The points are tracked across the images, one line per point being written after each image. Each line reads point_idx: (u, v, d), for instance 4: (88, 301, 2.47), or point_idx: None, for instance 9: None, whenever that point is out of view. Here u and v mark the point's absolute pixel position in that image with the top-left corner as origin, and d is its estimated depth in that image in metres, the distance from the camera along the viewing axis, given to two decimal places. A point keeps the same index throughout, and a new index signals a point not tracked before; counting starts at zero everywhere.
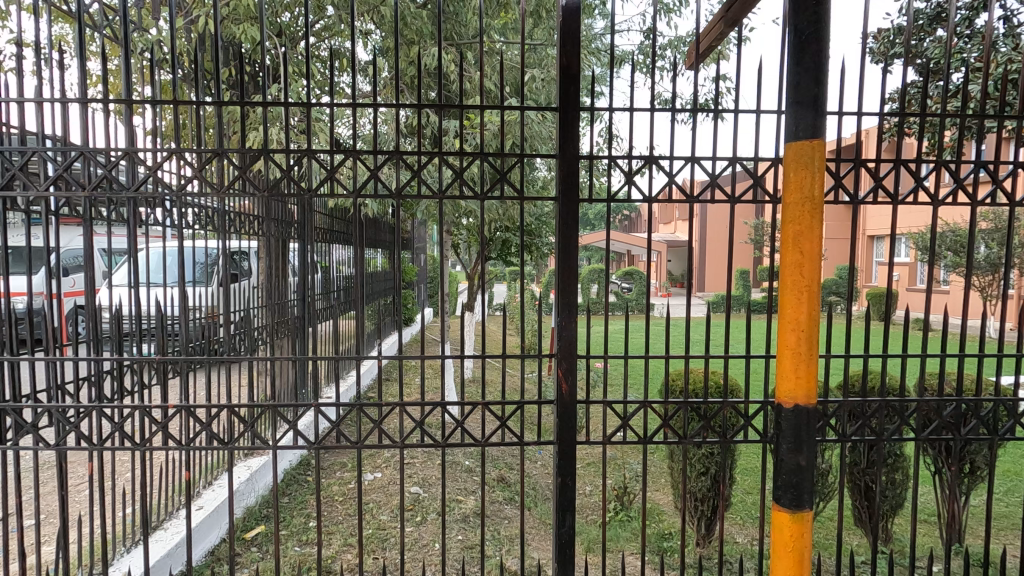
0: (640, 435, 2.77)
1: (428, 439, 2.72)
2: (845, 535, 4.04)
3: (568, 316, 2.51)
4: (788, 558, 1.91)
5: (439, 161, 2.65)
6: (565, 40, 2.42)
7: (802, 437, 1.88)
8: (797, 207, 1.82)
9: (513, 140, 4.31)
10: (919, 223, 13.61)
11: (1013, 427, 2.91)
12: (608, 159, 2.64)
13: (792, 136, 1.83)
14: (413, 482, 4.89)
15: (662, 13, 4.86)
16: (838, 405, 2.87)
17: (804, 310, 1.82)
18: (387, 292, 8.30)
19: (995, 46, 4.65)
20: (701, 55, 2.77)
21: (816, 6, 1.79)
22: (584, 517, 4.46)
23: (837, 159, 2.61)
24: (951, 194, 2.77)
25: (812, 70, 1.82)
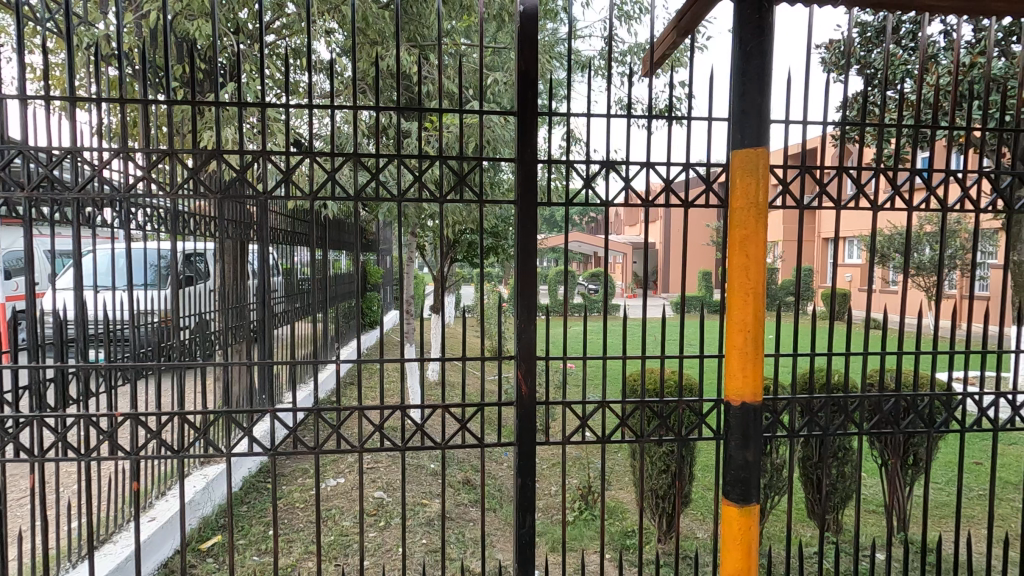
0: (599, 435, 2.81)
1: (388, 443, 2.67)
2: (797, 526, 4.19)
3: (527, 318, 2.53)
4: (736, 551, 1.98)
5: (399, 163, 2.63)
6: (523, 46, 2.46)
7: (750, 434, 1.95)
8: (743, 212, 1.90)
9: (476, 142, 4.32)
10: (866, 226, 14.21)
11: (948, 420, 3.08)
12: (567, 164, 2.68)
13: (739, 144, 1.90)
14: (376, 487, 4.85)
15: (623, 20, 4.96)
16: (787, 403, 2.97)
17: (750, 312, 1.90)
18: (351, 296, 8.18)
19: (935, 59, 4.92)
20: (656, 64, 2.81)
21: (759, 20, 1.89)
22: (547, 516, 4.50)
23: (784, 166, 2.70)
24: (889, 200, 2.90)
25: (757, 80, 1.90)
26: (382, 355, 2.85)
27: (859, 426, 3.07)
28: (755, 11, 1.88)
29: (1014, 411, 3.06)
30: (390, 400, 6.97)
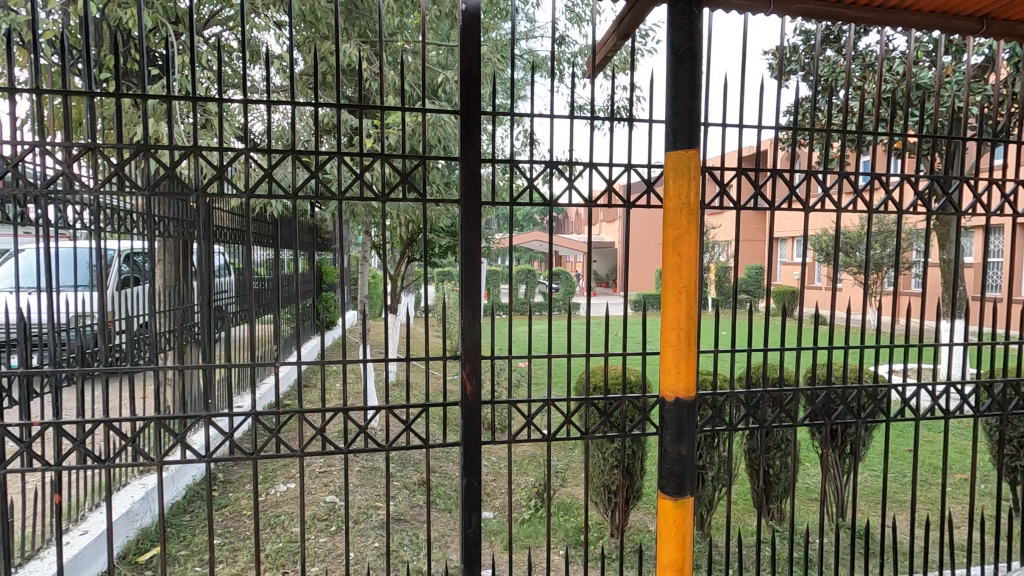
0: (545, 433, 2.81)
1: (331, 447, 2.59)
2: (742, 516, 4.36)
3: (472, 318, 2.54)
4: (671, 543, 2.03)
5: (339, 161, 2.56)
6: (465, 44, 2.46)
7: (683, 428, 2.01)
8: (676, 212, 1.95)
9: (429, 141, 4.30)
10: (791, 230, 14.46)
11: (875, 411, 3.24)
12: (510, 164, 2.69)
13: (672, 146, 1.94)
14: (328, 491, 4.76)
15: (577, 21, 5.01)
16: (727, 398, 3.06)
17: (683, 311, 1.95)
18: (306, 296, 8.02)
19: (871, 68, 5.17)
20: (596, 68, 2.81)
21: (690, 25, 1.94)
22: (504, 515, 4.53)
23: (721, 168, 2.77)
24: (820, 201, 3.02)
25: (689, 83, 1.95)
26: (326, 357, 2.78)
27: (794, 418, 3.19)
28: (686, 17, 1.94)
29: (934, 400, 3.25)
30: (346, 403, 6.87)
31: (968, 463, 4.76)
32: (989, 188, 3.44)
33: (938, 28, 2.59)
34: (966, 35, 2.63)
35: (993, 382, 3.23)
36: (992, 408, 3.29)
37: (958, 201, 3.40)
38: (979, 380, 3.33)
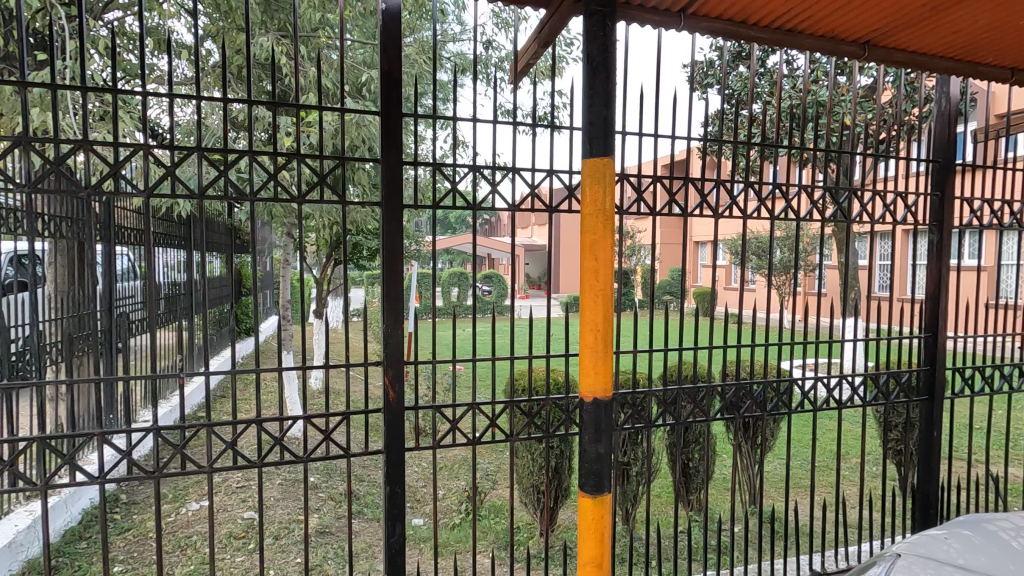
0: (469, 437, 2.80)
1: (242, 461, 2.43)
2: (664, 508, 4.56)
3: (394, 323, 2.50)
4: (591, 541, 2.08)
5: (251, 160, 2.42)
6: (385, 44, 2.41)
7: (601, 427, 2.07)
8: (592, 217, 2.01)
9: (352, 141, 4.21)
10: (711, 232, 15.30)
11: (778, 404, 3.50)
12: (432, 167, 2.68)
13: (588, 154, 2.01)
14: (247, 507, 4.51)
15: (504, 27, 5.06)
16: (646, 396, 3.19)
17: (600, 314, 2.02)
18: (222, 301, 7.58)
19: (777, 84, 5.57)
20: (518, 74, 2.83)
21: (604, 38, 2.01)
22: (435, 521, 4.49)
23: (639, 175, 2.88)
24: (729, 209, 3.21)
25: (604, 92, 2.01)
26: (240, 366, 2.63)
27: (707, 414, 3.37)
28: (600, 29, 2.01)
29: (829, 392, 3.54)
30: (268, 412, 6.56)
31: (861, 448, 5.24)
32: (874, 199, 3.80)
33: (827, 51, 2.82)
34: (850, 58, 2.88)
35: (879, 374, 3.56)
36: (878, 398, 3.62)
37: (847, 210, 3.73)
38: (867, 372, 3.65)
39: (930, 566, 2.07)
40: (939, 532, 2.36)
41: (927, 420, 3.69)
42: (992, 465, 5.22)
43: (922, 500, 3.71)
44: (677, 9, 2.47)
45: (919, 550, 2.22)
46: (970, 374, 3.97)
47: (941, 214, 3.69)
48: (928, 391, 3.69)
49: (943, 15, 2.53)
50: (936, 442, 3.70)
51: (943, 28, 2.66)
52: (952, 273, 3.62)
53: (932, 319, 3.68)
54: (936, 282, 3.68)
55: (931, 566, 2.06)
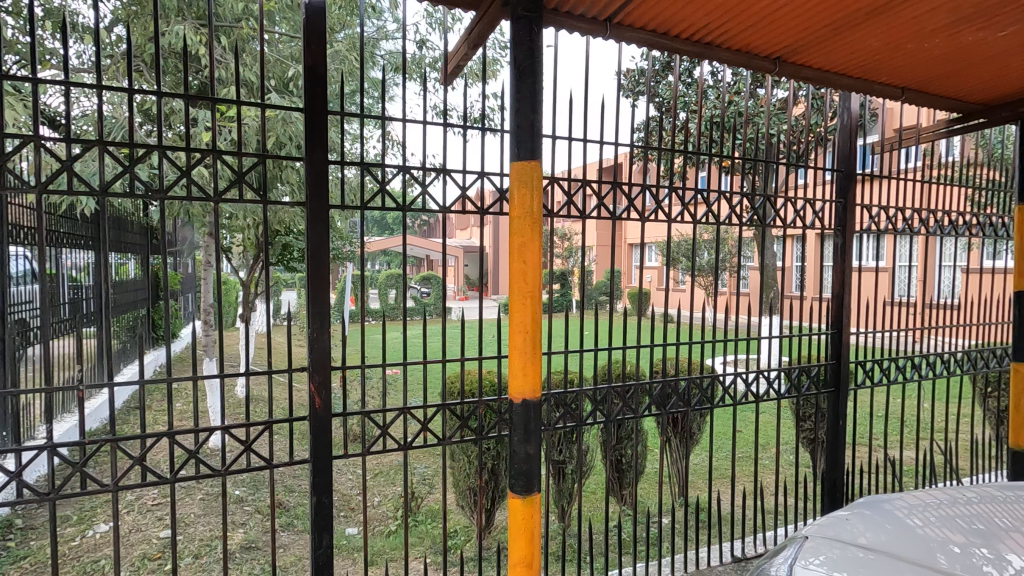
0: (400, 442, 2.74)
1: (153, 477, 2.26)
2: (598, 503, 4.68)
3: (320, 327, 2.41)
4: (521, 541, 2.09)
5: (161, 156, 2.26)
6: (309, 39, 2.34)
7: (530, 428, 2.10)
8: (520, 220, 2.03)
9: (278, 138, 4.05)
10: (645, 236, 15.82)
11: (701, 400, 3.67)
12: (360, 167, 2.61)
13: (516, 157, 2.02)
14: (164, 526, 4.22)
15: (438, 27, 5.02)
16: (577, 395, 3.25)
17: (529, 315, 2.04)
18: (137, 305, 7.07)
19: (703, 93, 5.84)
20: (449, 75, 2.81)
21: (531, 43, 2.04)
22: (370, 530, 4.39)
23: (568, 179, 2.92)
24: (654, 213, 3.32)
25: (530, 97, 2.04)
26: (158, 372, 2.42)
27: (636, 411, 3.49)
28: (526, 34, 2.04)
29: (747, 386, 3.75)
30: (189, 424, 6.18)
31: (779, 438, 5.59)
32: (787, 205, 4.06)
33: (742, 65, 2.99)
34: (762, 72, 3.07)
35: (792, 369, 3.80)
36: (791, 390, 3.87)
37: (763, 215, 3.96)
38: (781, 367, 3.89)
39: (836, 546, 2.22)
40: (844, 514, 2.54)
41: (834, 410, 3.98)
42: (891, 450, 5.70)
43: (830, 485, 4.00)
44: (603, 18, 2.54)
45: (826, 532, 2.38)
46: (871, 367, 4.32)
47: (844, 220, 4.01)
48: (834, 383, 3.98)
49: (843, 35, 2.74)
50: (842, 430, 3.99)
51: (844, 48, 2.88)
52: (853, 274, 3.93)
53: (837, 317, 3.97)
54: (840, 282, 3.99)
55: (837, 547, 2.21)
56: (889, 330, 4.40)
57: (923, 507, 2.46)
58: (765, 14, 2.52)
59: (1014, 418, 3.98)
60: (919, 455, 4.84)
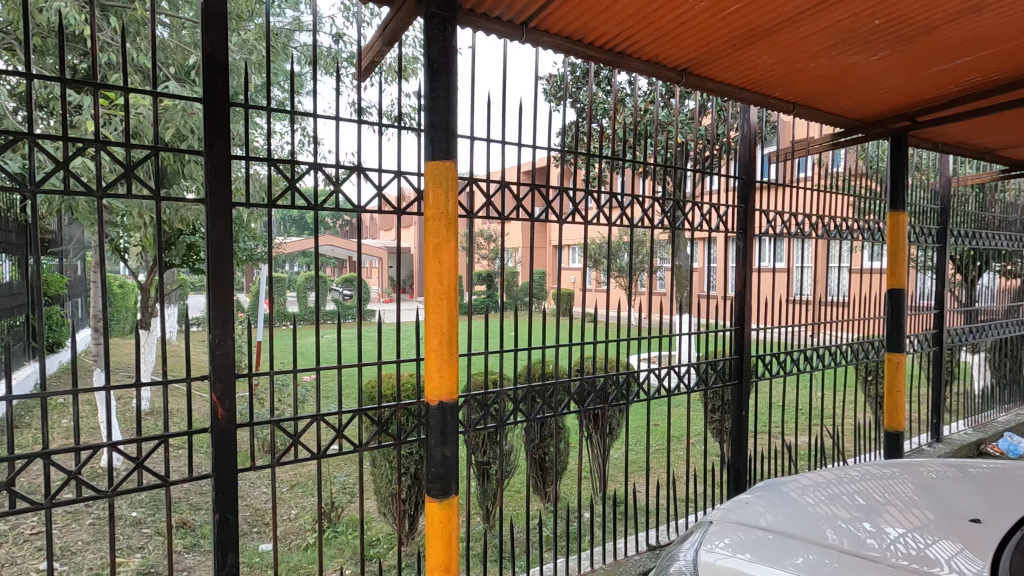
0: (314, 451, 2.61)
1: (23, 504, 2.00)
2: (523, 503, 4.74)
3: (223, 331, 2.27)
4: (439, 545, 2.08)
5: (32, 145, 2.01)
6: (208, 25, 2.19)
7: (447, 430, 2.08)
8: (435, 221, 2.02)
9: (177, 130, 3.76)
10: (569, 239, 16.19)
11: (618, 396, 3.80)
12: (268, 163, 2.48)
13: (430, 157, 2.01)
14: (45, 556, 3.80)
15: (357, 21, 4.86)
16: (498, 395, 3.26)
17: (444, 316, 2.03)
18: (13, 311, 6.33)
19: (622, 101, 6.07)
20: (363, 72, 2.72)
21: (444, 42, 2.03)
22: (286, 544, 4.19)
23: (486, 181, 2.92)
24: (571, 215, 3.39)
25: (444, 97, 2.03)
26: (40, 385, 2.12)
27: (557, 410, 3.55)
28: (440, 33, 2.02)
29: (661, 382, 3.92)
30: (76, 442, 5.60)
31: (692, 429, 5.94)
32: (695, 209, 4.31)
33: (651, 74, 3.13)
34: (669, 82, 3.23)
35: (701, 365, 4.02)
36: (700, 384, 4.10)
37: (674, 218, 4.17)
38: (691, 362, 4.12)
39: (739, 529, 2.37)
40: (746, 498, 2.71)
41: (738, 402, 4.25)
42: (789, 436, 6.19)
43: (735, 472, 4.28)
44: (519, 22, 2.57)
45: (730, 517, 2.53)
46: (770, 360, 4.66)
47: (744, 224, 4.34)
48: (739, 376, 4.25)
49: (739, 52, 2.94)
50: (745, 419, 4.28)
51: (741, 64, 3.10)
52: (754, 274, 4.24)
53: (740, 313, 4.25)
54: (742, 281, 4.28)
55: (740, 529, 2.36)
56: (785, 326, 4.77)
57: (813, 487, 2.68)
58: (670, 28, 2.65)
59: (888, 403, 4.44)
60: (812, 439, 5.29)
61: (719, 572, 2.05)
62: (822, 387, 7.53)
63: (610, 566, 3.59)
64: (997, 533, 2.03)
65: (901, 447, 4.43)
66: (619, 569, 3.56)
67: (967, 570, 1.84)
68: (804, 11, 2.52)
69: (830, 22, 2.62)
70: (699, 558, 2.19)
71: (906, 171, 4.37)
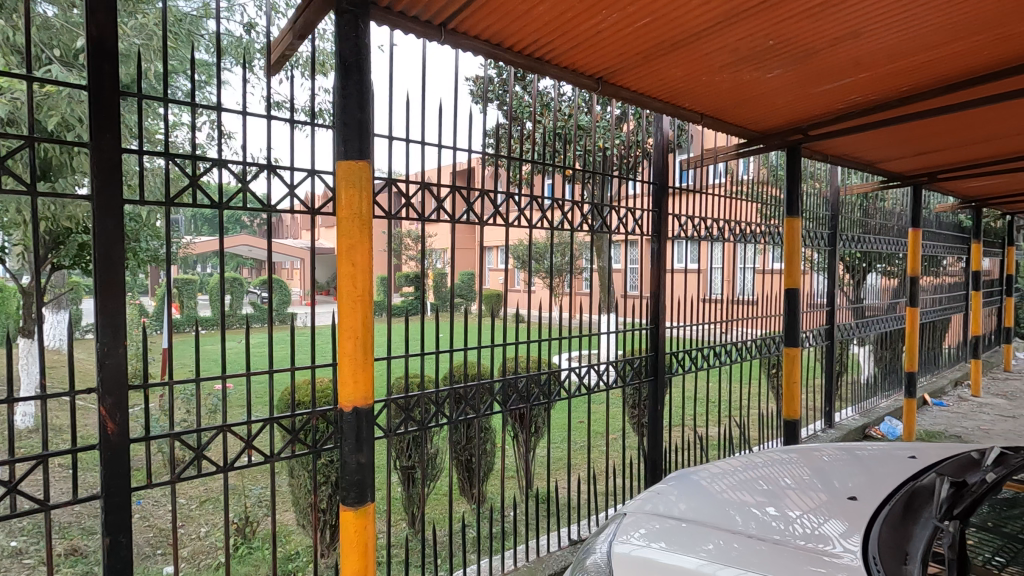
0: (221, 463, 2.44)
1: None
2: (450, 506, 4.73)
3: (113, 339, 2.08)
4: (354, 553, 2.04)
5: None
6: (92, 6, 2.01)
7: (363, 436, 2.04)
8: (348, 222, 1.97)
9: (62, 119, 3.41)
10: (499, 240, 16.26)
11: (540, 396, 3.86)
12: (165, 157, 2.30)
13: (343, 157, 1.96)
14: None
15: (271, 9, 4.61)
16: (419, 399, 3.20)
17: (359, 319, 1.99)
18: None
19: (547, 105, 6.16)
20: (273, 66, 2.60)
21: (357, 39, 1.99)
22: (195, 564, 3.95)
23: (405, 181, 2.85)
24: (493, 217, 3.38)
25: (357, 95, 1.99)
26: None
27: (480, 410, 3.55)
28: (352, 30, 1.98)
29: (582, 380, 4.02)
30: None
31: (614, 425, 6.19)
32: (613, 212, 4.46)
33: (569, 80, 3.21)
34: (586, 89, 3.32)
35: (621, 362, 4.15)
36: (618, 381, 4.25)
37: (597, 222, 4.30)
38: (610, 360, 4.26)
39: (654, 519, 2.47)
40: (660, 489, 2.84)
41: (654, 397, 4.45)
42: (702, 428, 6.55)
43: (651, 464, 4.48)
44: (437, 23, 2.56)
45: (645, 507, 2.64)
46: (683, 356, 4.90)
47: (658, 227, 4.56)
48: (655, 372, 4.45)
49: (651, 63, 3.07)
50: (660, 414, 4.49)
51: (653, 74, 3.25)
52: (667, 274, 4.45)
53: (655, 312, 4.45)
54: (657, 281, 4.49)
55: (654, 519, 2.47)
56: (698, 323, 5.03)
57: (720, 475, 2.85)
58: (586, 37, 2.73)
59: (786, 393, 4.81)
60: (722, 430, 5.63)
61: (633, 561, 2.13)
62: (732, 381, 8.03)
63: (533, 564, 3.65)
64: (872, 508, 2.26)
65: (798, 434, 4.81)
66: (540, 565, 3.62)
67: (847, 544, 2.02)
68: (708, 27, 2.67)
69: (732, 39, 2.80)
70: (615, 549, 2.27)
71: (800, 180, 4.76)
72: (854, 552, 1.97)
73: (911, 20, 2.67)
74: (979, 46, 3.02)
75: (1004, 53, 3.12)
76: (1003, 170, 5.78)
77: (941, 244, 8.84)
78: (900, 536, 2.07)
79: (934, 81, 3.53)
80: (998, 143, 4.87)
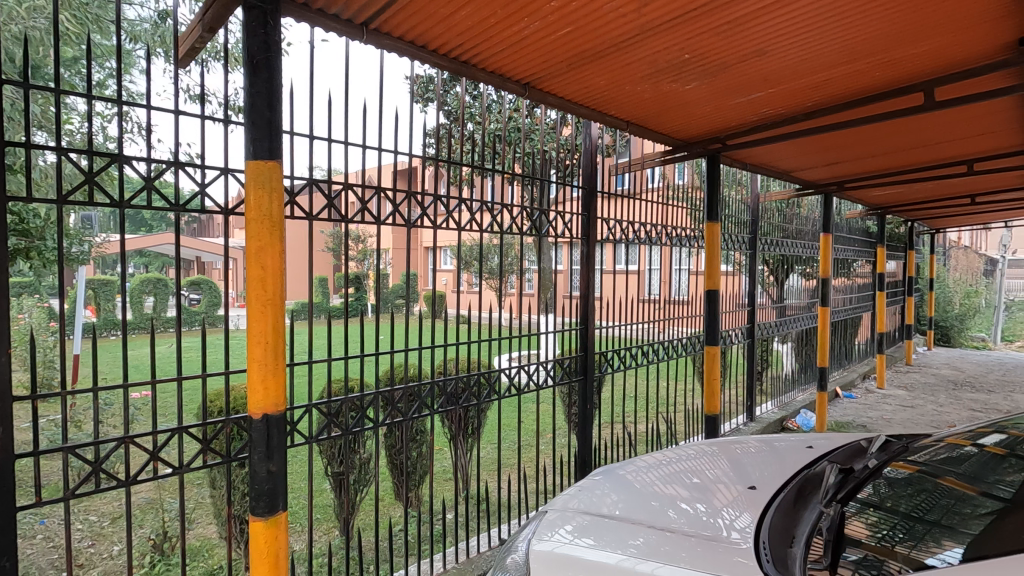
0: (123, 478, 2.28)
1: None
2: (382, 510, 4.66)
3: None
4: (264, 563, 1.98)
5: None
6: None
7: (273, 445, 1.99)
8: (257, 223, 1.92)
9: None
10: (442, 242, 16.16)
11: (472, 396, 3.87)
12: (56, 152, 2.13)
13: (251, 155, 1.91)
14: None
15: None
16: (343, 404, 3.12)
17: (269, 322, 1.94)
18: None
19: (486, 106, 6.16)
20: (183, 58, 2.48)
21: (265, 34, 1.93)
22: None
23: (327, 181, 2.77)
24: (422, 219, 3.32)
25: (266, 93, 1.94)
26: None
27: (409, 413, 3.51)
28: (260, 25, 1.92)
29: (513, 381, 4.06)
30: None
31: (551, 424, 6.30)
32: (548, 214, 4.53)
33: (496, 83, 3.24)
34: (513, 93, 3.36)
35: (553, 362, 4.21)
36: (549, 381, 4.32)
37: (538, 225, 4.38)
38: (541, 360, 4.32)
39: (575, 516, 2.53)
40: (585, 485, 2.91)
41: (585, 395, 4.56)
42: (633, 425, 6.77)
43: (581, 461, 4.60)
44: (358, 22, 2.53)
45: (569, 505, 2.71)
46: (614, 355, 5.05)
47: (588, 230, 4.68)
48: (585, 371, 4.56)
49: (575, 70, 3.15)
50: (591, 412, 4.60)
51: (578, 82, 3.33)
52: (597, 276, 4.58)
53: (585, 312, 4.56)
54: (586, 283, 4.60)
55: (575, 516, 2.54)
56: (629, 323, 5.20)
57: (641, 470, 2.95)
58: (510, 42, 2.77)
59: (707, 389, 5.05)
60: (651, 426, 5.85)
61: (552, 559, 2.19)
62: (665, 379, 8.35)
63: (462, 564, 3.68)
64: (770, 497, 2.42)
65: (718, 427, 5.06)
66: (470, 566, 3.65)
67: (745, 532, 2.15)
68: (628, 38, 2.77)
69: (650, 50, 2.92)
70: (534, 548, 2.32)
71: (721, 187, 5.01)
72: (749, 539, 2.10)
73: (810, 41, 2.88)
74: (869, 68, 3.30)
75: (892, 74, 3.42)
76: (902, 180, 6.29)
77: (851, 248, 9.54)
78: (789, 522, 2.25)
79: (834, 98, 3.81)
80: (896, 156, 5.31)
